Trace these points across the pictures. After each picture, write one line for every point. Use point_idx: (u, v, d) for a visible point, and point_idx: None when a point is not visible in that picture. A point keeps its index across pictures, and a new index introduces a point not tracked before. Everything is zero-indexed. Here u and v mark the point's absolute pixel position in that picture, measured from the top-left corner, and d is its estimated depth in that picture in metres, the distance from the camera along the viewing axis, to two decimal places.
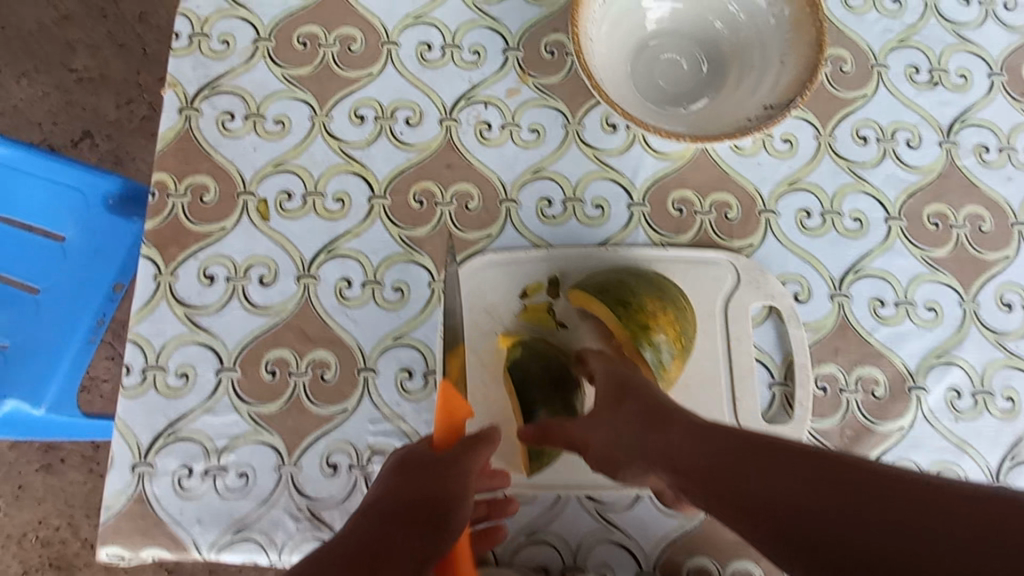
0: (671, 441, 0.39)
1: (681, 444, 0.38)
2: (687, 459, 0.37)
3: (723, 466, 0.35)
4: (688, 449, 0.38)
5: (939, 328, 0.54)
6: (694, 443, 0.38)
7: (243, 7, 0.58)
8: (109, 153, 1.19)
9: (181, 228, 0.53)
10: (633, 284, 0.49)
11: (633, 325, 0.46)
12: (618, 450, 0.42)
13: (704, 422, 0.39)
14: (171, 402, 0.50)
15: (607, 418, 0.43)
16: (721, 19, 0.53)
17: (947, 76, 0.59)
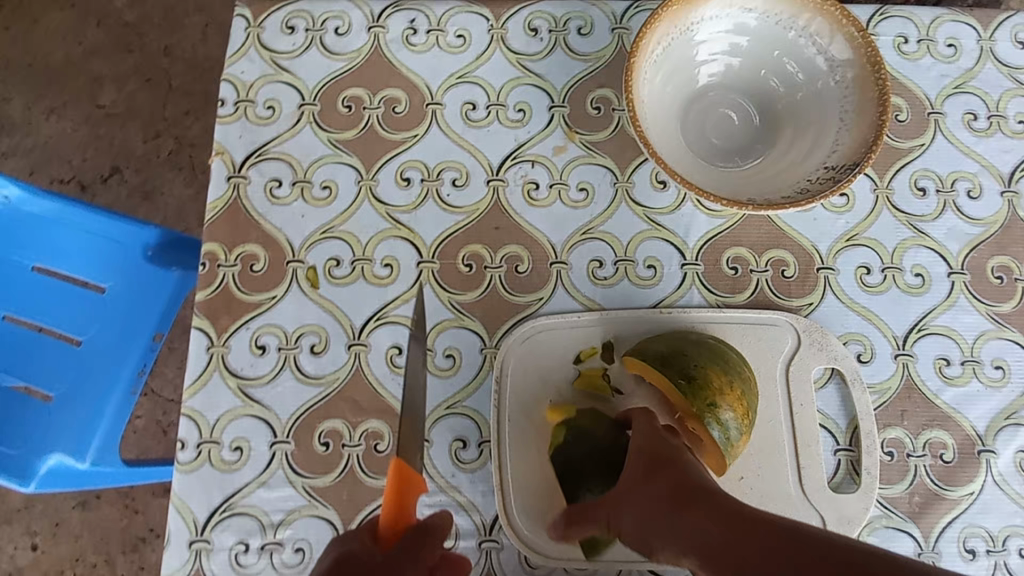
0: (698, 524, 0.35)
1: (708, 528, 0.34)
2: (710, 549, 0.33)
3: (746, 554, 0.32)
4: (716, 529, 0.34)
5: (1009, 387, 0.52)
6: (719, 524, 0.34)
7: (287, 71, 0.58)
8: (136, 187, 1.20)
9: (232, 298, 0.53)
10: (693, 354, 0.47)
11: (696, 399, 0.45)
12: (646, 534, 0.38)
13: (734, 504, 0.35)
14: (226, 476, 0.50)
15: (633, 493, 0.40)
16: (777, 76, 0.52)
17: (1007, 122, 0.57)
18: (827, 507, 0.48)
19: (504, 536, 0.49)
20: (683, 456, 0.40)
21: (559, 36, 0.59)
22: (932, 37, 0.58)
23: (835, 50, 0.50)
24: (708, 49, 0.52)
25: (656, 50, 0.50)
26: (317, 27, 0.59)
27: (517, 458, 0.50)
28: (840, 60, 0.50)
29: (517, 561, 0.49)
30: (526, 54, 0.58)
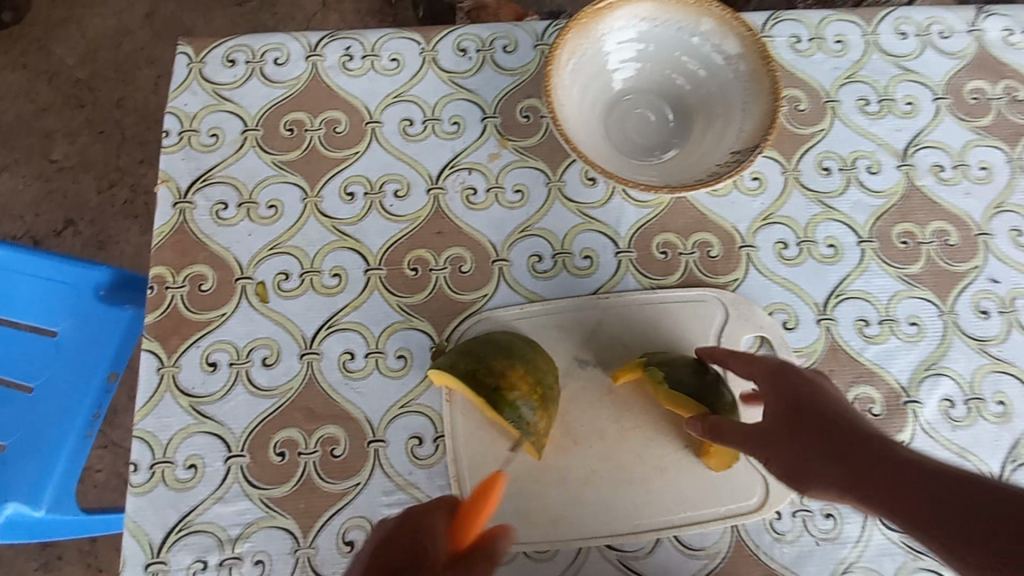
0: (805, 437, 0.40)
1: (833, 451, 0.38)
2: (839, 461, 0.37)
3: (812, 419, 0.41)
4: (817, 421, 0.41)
5: (925, 341, 0.56)
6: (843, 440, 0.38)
7: (229, 101, 0.61)
8: (92, 237, 1.20)
9: (182, 318, 0.54)
10: (680, 376, 0.48)
11: (534, 391, 0.46)
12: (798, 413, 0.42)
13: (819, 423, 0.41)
14: (180, 495, 0.50)
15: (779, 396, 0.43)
16: (682, 74, 0.57)
17: (895, 104, 0.63)
18: None
19: None
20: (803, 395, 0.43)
21: (486, 54, 0.63)
22: (822, 36, 0.65)
23: (730, 49, 0.55)
24: (620, 54, 0.57)
25: (573, 60, 0.55)
26: (256, 59, 0.62)
27: (471, 447, 0.52)
28: (735, 56, 0.55)
29: None
30: (457, 72, 0.63)
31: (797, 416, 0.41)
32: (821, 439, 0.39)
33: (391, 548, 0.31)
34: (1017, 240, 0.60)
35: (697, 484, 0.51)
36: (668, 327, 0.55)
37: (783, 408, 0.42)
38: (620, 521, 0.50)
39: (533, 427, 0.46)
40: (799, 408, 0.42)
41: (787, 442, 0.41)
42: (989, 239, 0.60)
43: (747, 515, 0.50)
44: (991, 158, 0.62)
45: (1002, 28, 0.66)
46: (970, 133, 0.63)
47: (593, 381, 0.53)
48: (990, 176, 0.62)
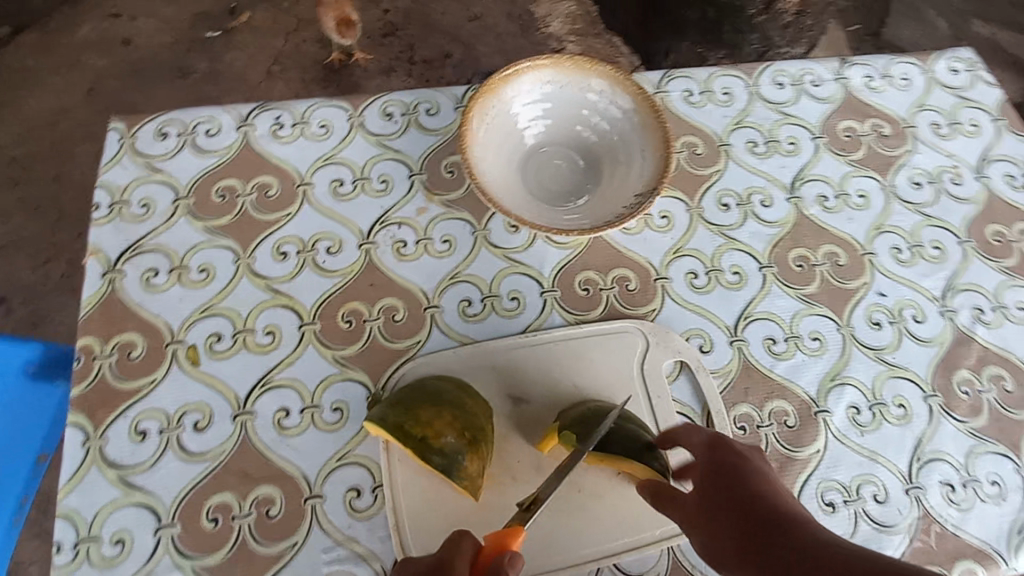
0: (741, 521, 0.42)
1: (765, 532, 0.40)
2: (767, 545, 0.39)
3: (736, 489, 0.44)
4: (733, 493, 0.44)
5: (827, 354, 0.61)
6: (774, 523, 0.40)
7: (161, 172, 0.63)
8: (26, 316, 1.16)
9: (109, 388, 0.54)
10: (613, 448, 0.49)
11: (463, 433, 0.48)
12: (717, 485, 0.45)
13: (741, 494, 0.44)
14: (106, 575, 0.48)
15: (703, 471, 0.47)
16: (587, 127, 0.63)
17: (780, 145, 0.71)
18: None
19: None
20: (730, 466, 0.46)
21: (411, 118, 0.68)
22: (711, 89, 0.73)
23: (625, 104, 0.61)
24: (530, 113, 0.63)
25: (486, 120, 0.60)
26: (187, 132, 0.65)
27: (410, 494, 0.52)
28: (630, 110, 0.61)
29: None
30: (383, 135, 0.67)
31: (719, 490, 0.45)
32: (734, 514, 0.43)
33: None
34: (898, 256, 0.67)
35: (632, 509, 0.53)
36: (593, 359, 0.58)
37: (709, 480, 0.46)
38: (560, 554, 0.51)
39: (466, 471, 0.48)
40: (738, 491, 0.44)
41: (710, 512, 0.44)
42: (874, 258, 0.66)
43: (682, 535, 0.52)
44: (867, 186, 0.70)
45: (863, 75, 0.76)
46: (847, 166, 0.71)
47: (526, 417, 0.55)
48: (868, 202, 0.69)
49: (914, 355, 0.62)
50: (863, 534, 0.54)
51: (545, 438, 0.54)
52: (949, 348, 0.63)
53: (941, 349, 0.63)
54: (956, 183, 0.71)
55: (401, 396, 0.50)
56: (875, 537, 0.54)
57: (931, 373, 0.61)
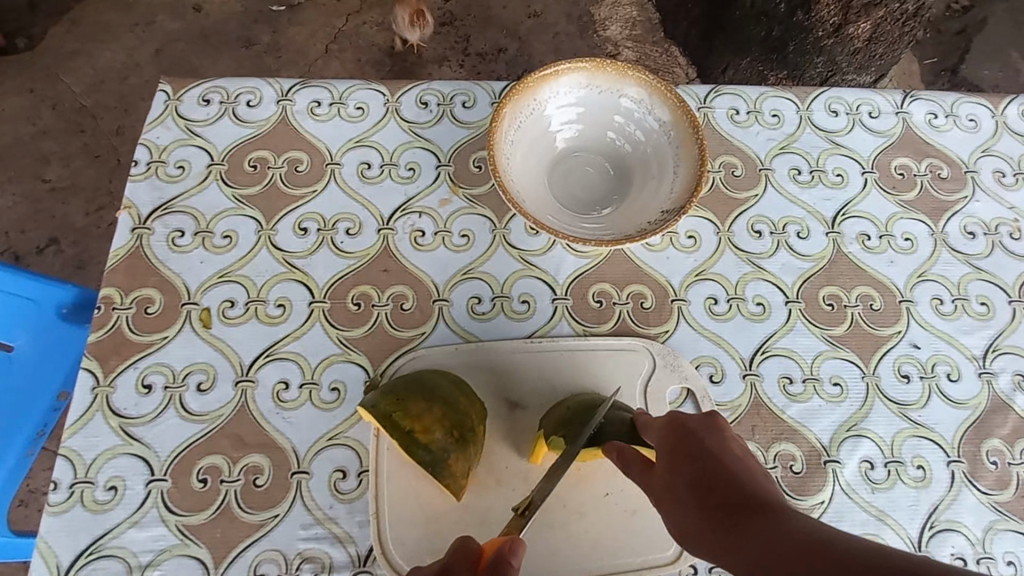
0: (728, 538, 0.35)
1: (754, 540, 0.34)
2: (768, 565, 0.32)
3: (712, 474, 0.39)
4: (709, 476, 0.39)
5: (847, 401, 0.58)
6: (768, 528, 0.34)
7: (199, 137, 0.65)
8: (73, 258, 1.22)
9: (124, 339, 0.56)
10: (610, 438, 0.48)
11: (451, 432, 0.48)
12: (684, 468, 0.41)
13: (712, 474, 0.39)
14: (97, 517, 0.50)
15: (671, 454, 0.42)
16: (622, 136, 0.62)
17: (825, 175, 0.68)
18: None
19: (378, 566, 0.50)
20: (699, 445, 0.42)
21: (446, 108, 0.68)
22: (759, 109, 0.70)
23: (663, 116, 0.59)
24: (565, 115, 0.61)
25: (519, 119, 0.59)
26: (230, 100, 0.67)
27: (394, 484, 0.52)
28: (668, 123, 0.59)
29: None
30: (417, 123, 0.67)
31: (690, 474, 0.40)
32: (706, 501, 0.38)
33: None
34: (939, 308, 0.62)
35: (613, 533, 0.51)
36: (597, 374, 0.57)
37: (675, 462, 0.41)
38: (535, 568, 0.50)
39: (450, 470, 0.47)
40: (708, 468, 0.40)
41: (677, 496, 0.40)
42: (912, 306, 0.62)
43: (663, 568, 0.51)
44: (915, 229, 0.66)
45: (926, 112, 0.71)
46: (896, 206, 0.67)
47: (519, 423, 0.54)
48: (914, 247, 0.65)
49: (943, 416, 0.58)
50: None
51: (535, 448, 0.53)
52: (983, 413, 0.58)
53: (974, 413, 0.58)
54: (1014, 237, 0.66)
55: (397, 384, 0.50)
56: None
57: (959, 437, 0.57)
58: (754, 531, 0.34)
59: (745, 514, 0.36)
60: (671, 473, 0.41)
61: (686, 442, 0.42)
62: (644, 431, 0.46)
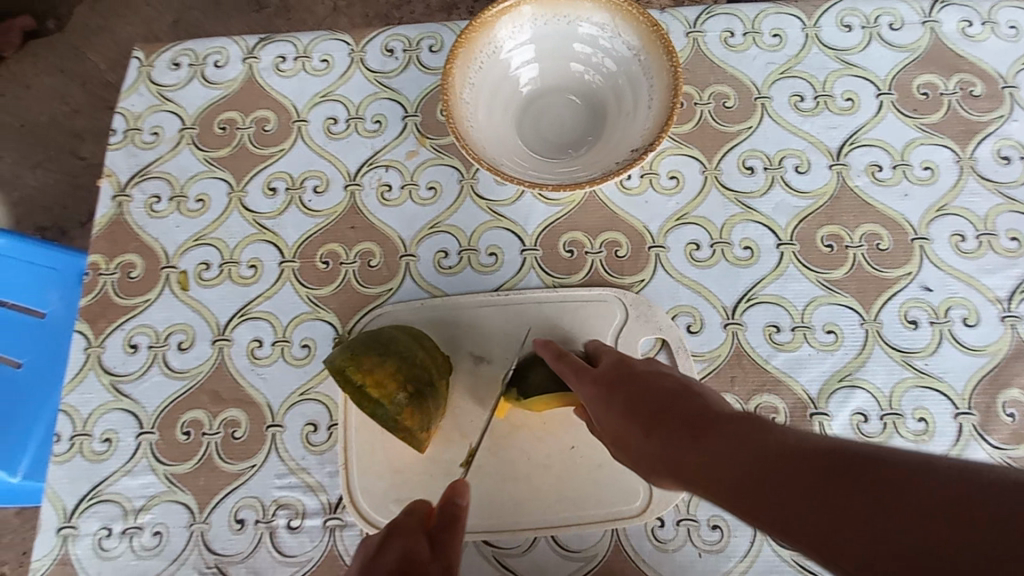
0: (684, 460, 0.32)
1: (701, 457, 0.31)
2: (719, 480, 0.30)
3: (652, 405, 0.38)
4: (652, 407, 0.38)
5: (841, 350, 0.53)
6: (727, 438, 0.31)
7: (171, 101, 0.65)
8: None
9: (110, 302, 0.58)
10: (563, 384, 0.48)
11: (406, 386, 0.47)
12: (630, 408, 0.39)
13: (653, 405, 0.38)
14: (95, 466, 0.54)
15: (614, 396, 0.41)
16: (592, 71, 0.57)
17: (833, 101, 0.60)
18: None
19: (347, 513, 0.52)
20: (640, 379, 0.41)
21: (412, 54, 0.65)
22: (757, 30, 0.63)
23: (633, 41, 0.55)
24: (528, 50, 0.57)
25: (478, 58, 0.55)
26: (199, 62, 0.66)
27: (361, 437, 0.53)
28: (639, 47, 0.54)
29: (360, 538, 0.51)
30: (383, 72, 0.64)
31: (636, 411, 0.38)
32: (653, 435, 0.36)
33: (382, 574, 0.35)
34: (958, 245, 0.55)
35: (577, 484, 0.51)
36: (566, 325, 0.54)
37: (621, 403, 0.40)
38: (498, 518, 0.50)
39: (404, 424, 0.48)
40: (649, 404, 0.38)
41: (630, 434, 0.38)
42: (926, 244, 0.55)
43: (629, 519, 0.50)
44: (937, 157, 0.58)
45: (960, 19, 0.61)
46: (915, 131, 0.59)
47: (483, 377, 0.54)
48: (933, 177, 0.57)
49: (954, 364, 0.52)
50: None
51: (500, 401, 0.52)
52: (1003, 360, 0.52)
53: (992, 361, 0.52)
54: None
55: (355, 341, 0.50)
56: None
57: (971, 387, 0.51)
58: (705, 442, 0.32)
59: (699, 431, 0.33)
60: (625, 409, 0.39)
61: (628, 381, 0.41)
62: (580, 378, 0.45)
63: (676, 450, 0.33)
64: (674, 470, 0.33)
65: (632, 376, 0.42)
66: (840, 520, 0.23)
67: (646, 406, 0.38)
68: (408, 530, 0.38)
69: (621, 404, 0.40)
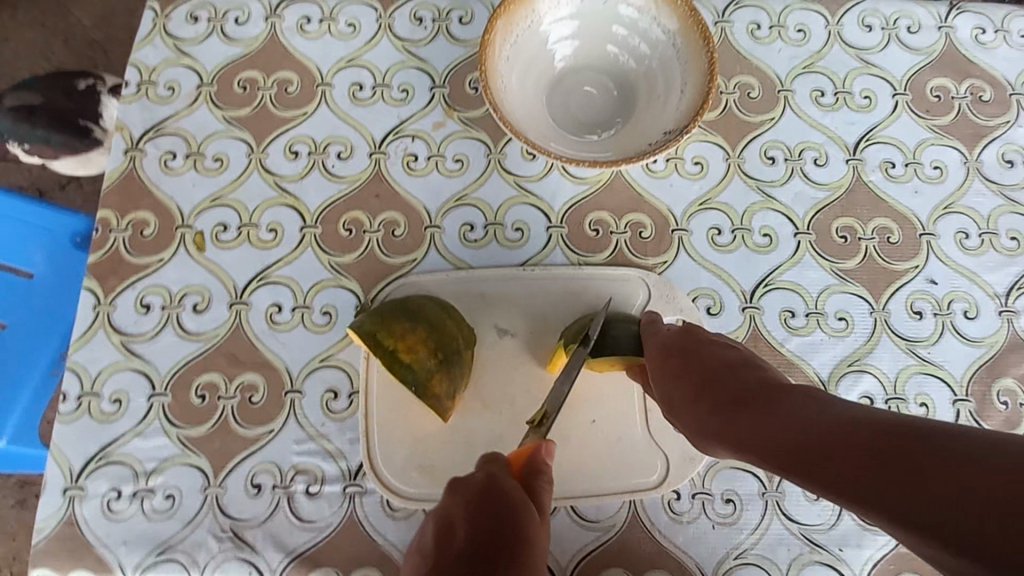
0: (742, 428, 0.38)
1: (760, 428, 0.36)
2: (772, 449, 0.35)
3: (716, 375, 0.42)
4: (715, 378, 0.42)
5: (852, 337, 0.55)
6: (787, 411, 0.36)
7: (188, 56, 0.62)
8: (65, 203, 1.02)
9: (121, 260, 0.57)
10: (617, 348, 0.49)
11: (437, 352, 0.48)
12: (692, 376, 0.43)
13: (715, 376, 0.42)
14: (104, 427, 0.52)
15: (675, 365, 0.44)
16: (626, 53, 0.58)
17: (852, 98, 0.62)
18: (671, 445, 0.52)
19: (367, 481, 0.52)
20: (704, 348, 0.44)
21: (441, 25, 0.64)
22: (783, 24, 0.64)
23: (670, 26, 0.55)
24: (565, 28, 0.57)
25: (514, 32, 0.55)
26: (218, 18, 0.64)
27: (381, 406, 0.53)
28: (676, 32, 0.55)
29: (380, 504, 0.51)
30: (410, 41, 0.64)
31: (700, 381, 0.42)
32: (718, 406, 0.40)
33: (487, 532, 0.37)
34: (963, 243, 0.58)
35: (597, 456, 0.52)
36: (589, 303, 0.55)
37: (679, 371, 0.44)
38: None
39: (434, 390, 0.48)
40: (716, 374, 0.42)
41: (688, 402, 0.42)
42: (933, 240, 0.58)
43: (646, 491, 0.51)
44: (946, 157, 0.60)
45: (973, 26, 0.64)
46: (928, 131, 0.61)
47: (505, 350, 0.54)
48: (943, 177, 0.60)
49: (954, 354, 0.55)
50: (844, 527, 0.51)
51: (554, 357, 0.53)
52: (999, 352, 0.55)
53: (989, 353, 0.55)
54: None
55: (386, 307, 0.49)
56: (857, 535, 0.51)
57: (969, 376, 0.54)
58: (768, 414, 0.37)
59: (760, 404, 0.38)
60: (686, 376, 0.43)
61: (687, 351, 0.45)
62: (648, 343, 0.48)
63: (733, 419, 0.38)
64: (727, 438, 0.39)
65: (694, 344, 0.45)
66: (889, 493, 0.28)
67: (711, 377, 0.42)
68: (512, 486, 0.41)
69: (680, 371, 0.44)
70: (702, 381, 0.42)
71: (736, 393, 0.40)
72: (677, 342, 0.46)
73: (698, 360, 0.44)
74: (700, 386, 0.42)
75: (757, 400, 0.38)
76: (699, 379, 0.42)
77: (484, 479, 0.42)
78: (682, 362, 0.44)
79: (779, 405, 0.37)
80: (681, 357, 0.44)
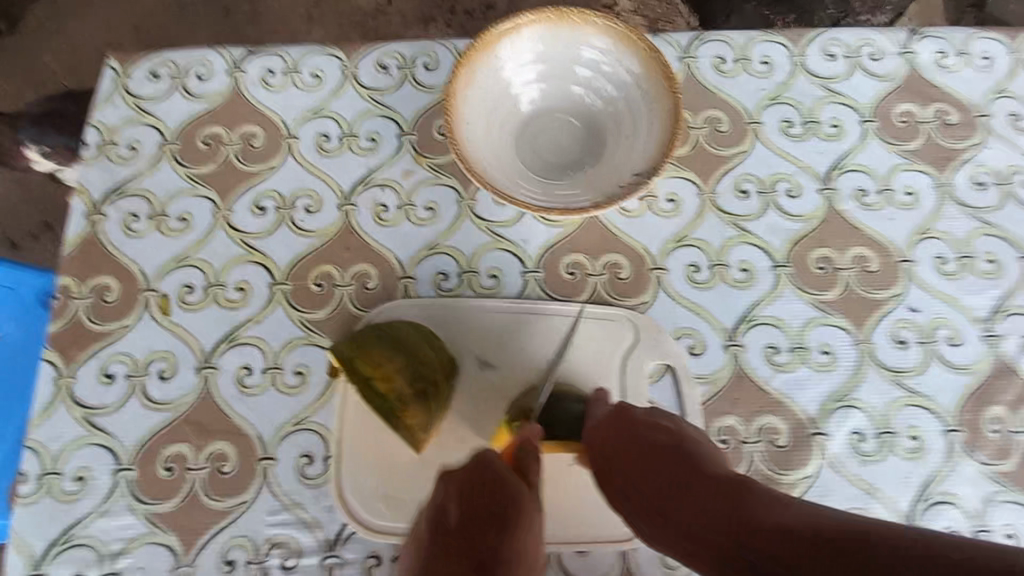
0: (683, 520, 0.37)
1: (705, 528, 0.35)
2: (716, 554, 0.34)
3: (670, 454, 0.41)
4: (665, 460, 0.41)
5: (837, 371, 0.54)
6: (745, 508, 0.34)
7: (150, 114, 0.61)
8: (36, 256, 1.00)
9: (82, 329, 0.55)
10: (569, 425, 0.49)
11: (417, 376, 0.48)
12: (644, 459, 0.41)
13: (665, 456, 0.41)
14: (65, 508, 0.50)
15: (623, 443, 0.43)
16: (592, 94, 0.57)
17: (820, 127, 0.62)
18: None
19: (347, 550, 0.49)
20: (649, 423, 0.44)
21: (407, 72, 0.64)
22: (746, 56, 0.64)
23: (634, 68, 0.55)
24: (529, 72, 0.57)
25: (478, 80, 0.55)
26: (180, 74, 0.63)
27: (357, 471, 0.51)
28: (639, 74, 0.55)
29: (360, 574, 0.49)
30: (377, 89, 0.63)
31: (649, 460, 0.41)
32: (670, 498, 0.38)
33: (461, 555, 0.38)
34: (941, 268, 0.58)
35: (585, 512, 0.50)
36: (579, 343, 0.54)
37: (624, 452, 0.42)
38: None
39: None
40: (666, 454, 0.41)
41: (641, 488, 0.40)
42: (911, 267, 0.58)
43: (623, 542, 0.49)
44: (918, 182, 0.61)
45: (934, 51, 0.65)
46: (898, 157, 0.61)
47: (484, 404, 0.52)
48: (916, 202, 0.60)
49: (941, 383, 0.54)
50: None
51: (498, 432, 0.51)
52: (986, 378, 0.54)
53: (976, 380, 0.54)
54: None
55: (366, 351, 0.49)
56: None
57: (958, 405, 0.54)
58: (715, 511, 0.35)
59: (712, 496, 0.36)
60: (629, 458, 0.42)
61: (629, 426, 0.44)
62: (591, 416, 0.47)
63: (676, 513, 0.37)
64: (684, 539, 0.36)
65: (635, 415, 0.45)
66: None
67: (665, 458, 0.41)
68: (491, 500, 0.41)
69: (625, 450, 0.42)
70: (651, 463, 0.41)
71: (686, 484, 0.39)
72: (618, 416, 0.45)
73: (646, 437, 0.43)
74: (649, 470, 0.41)
75: (702, 495, 0.37)
76: (649, 460, 0.41)
77: (457, 508, 0.42)
78: (626, 437, 0.43)
79: (727, 503, 0.35)
80: (623, 435, 0.43)
